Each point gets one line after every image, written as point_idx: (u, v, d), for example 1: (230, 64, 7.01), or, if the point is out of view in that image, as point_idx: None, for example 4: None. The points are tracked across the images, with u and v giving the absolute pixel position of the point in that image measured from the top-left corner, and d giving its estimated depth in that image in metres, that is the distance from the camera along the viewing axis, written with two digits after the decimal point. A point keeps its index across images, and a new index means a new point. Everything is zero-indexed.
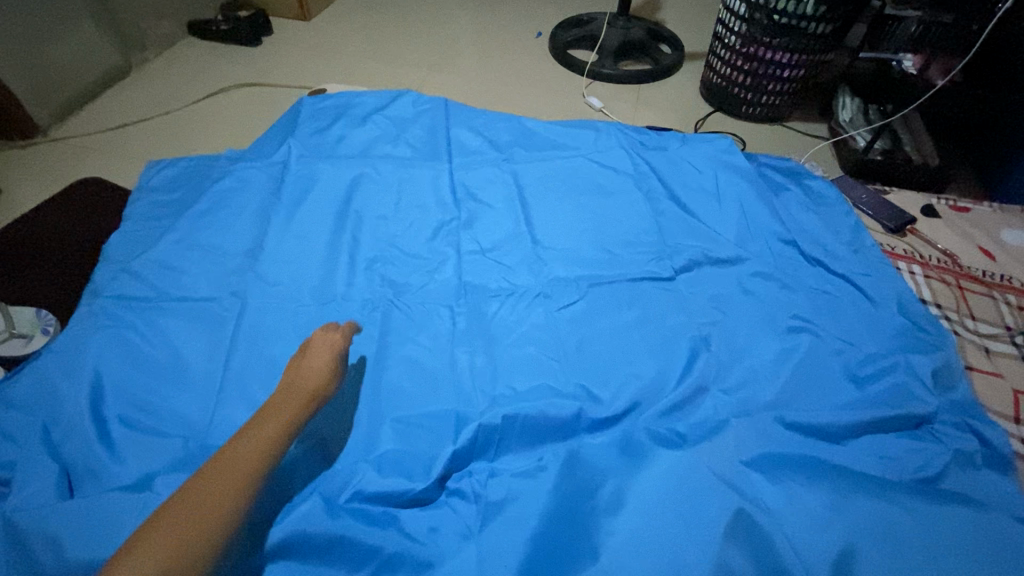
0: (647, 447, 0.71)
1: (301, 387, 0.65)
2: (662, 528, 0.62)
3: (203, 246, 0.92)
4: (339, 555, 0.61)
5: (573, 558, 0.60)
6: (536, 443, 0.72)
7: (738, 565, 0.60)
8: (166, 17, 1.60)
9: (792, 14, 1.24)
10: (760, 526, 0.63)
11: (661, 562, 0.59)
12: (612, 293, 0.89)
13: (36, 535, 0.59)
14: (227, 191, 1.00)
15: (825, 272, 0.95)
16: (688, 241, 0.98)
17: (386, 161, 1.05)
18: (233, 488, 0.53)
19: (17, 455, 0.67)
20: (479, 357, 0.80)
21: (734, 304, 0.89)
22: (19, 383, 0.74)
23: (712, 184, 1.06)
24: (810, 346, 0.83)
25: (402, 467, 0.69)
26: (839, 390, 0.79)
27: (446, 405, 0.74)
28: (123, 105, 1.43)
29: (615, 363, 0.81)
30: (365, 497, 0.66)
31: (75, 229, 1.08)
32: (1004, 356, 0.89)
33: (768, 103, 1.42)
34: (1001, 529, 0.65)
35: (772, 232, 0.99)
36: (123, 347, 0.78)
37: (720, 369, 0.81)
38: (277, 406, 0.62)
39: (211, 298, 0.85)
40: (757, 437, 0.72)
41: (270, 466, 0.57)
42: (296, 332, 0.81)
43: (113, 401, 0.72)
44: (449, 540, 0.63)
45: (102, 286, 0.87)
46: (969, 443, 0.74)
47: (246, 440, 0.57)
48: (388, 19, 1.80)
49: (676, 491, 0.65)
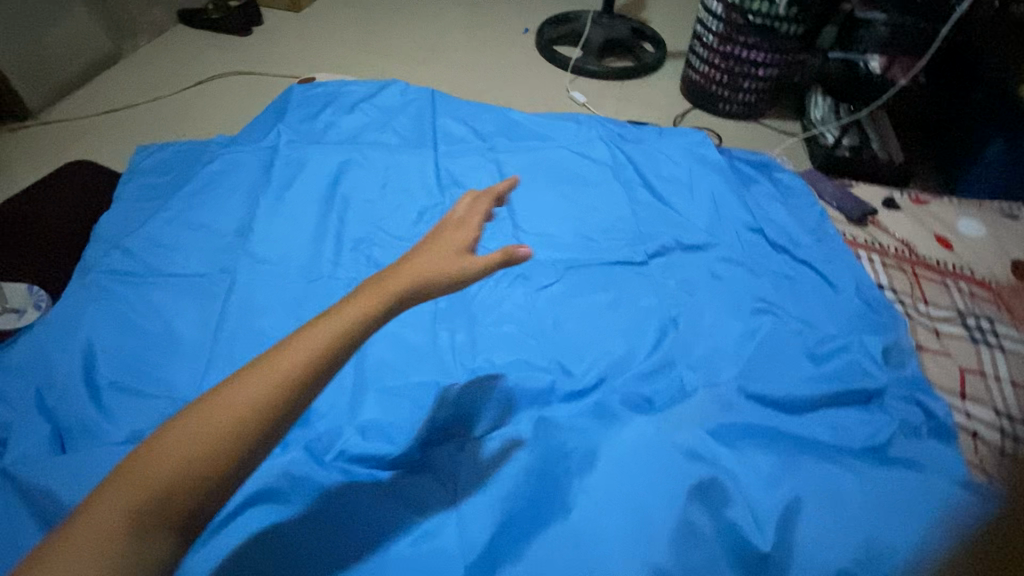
0: (616, 414, 0.75)
1: (346, 313, 0.54)
2: (626, 486, 0.67)
3: (194, 225, 0.95)
4: (324, 509, 0.65)
5: (545, 513, 0.66)
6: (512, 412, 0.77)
7: (694, 519, 0.65)
8: (158, 4, 1.62)
9: (765, 15, 1.30)
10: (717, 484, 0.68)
11: (624, 515, 0.64)
12: (587, 275, 0.94)
13: (33, 490, 0.62)
14: (217, 173, 1.03)
15: (789, 258, 1.01)
16: (661, 227, 1.03)
17: (373, 147, 1.08)
18: (275, 387, 0.49)
19: (13, 418, 0.70)
20: (460, 332, 0.84)
21: (703, 286, 0.94)
22: (14, 351, 0.76)
23: (686, 175, 1.11)
24: (771, 326, 0.88)
25: (384, 430, 0.72)
26: (798, 366, 0.84)
27: (427, 376, 0.78)
28: (113, 90, 1.45)
29: (588, 340, 0.85)
30: (349, 457, 0.70)
31: (66, 209, 1.10)
32: (955, 337, 0.95)
33: (744, 101, 1.47)
34: (939, 489, 0.70)
35: (741, 220, 1.04)
36: (116, 318, 0.81)
37: (687, 345, 0.86)
38: (317, 329, 0.52)
39: (201, 273, 0.88)
40: (718, 406, 0.76)
41: (315, 389, 0.51)
42: (283, 308, 0.84)
43: (106, 369, 0.75)
44: (428, 499, 0.68)
45: (95, 261, 0.89)
46: (914, 415, 0.80)
47: (292, 346, 0.51)
48: (378, 13, 1.83)
49: (640, 453, 0.69)
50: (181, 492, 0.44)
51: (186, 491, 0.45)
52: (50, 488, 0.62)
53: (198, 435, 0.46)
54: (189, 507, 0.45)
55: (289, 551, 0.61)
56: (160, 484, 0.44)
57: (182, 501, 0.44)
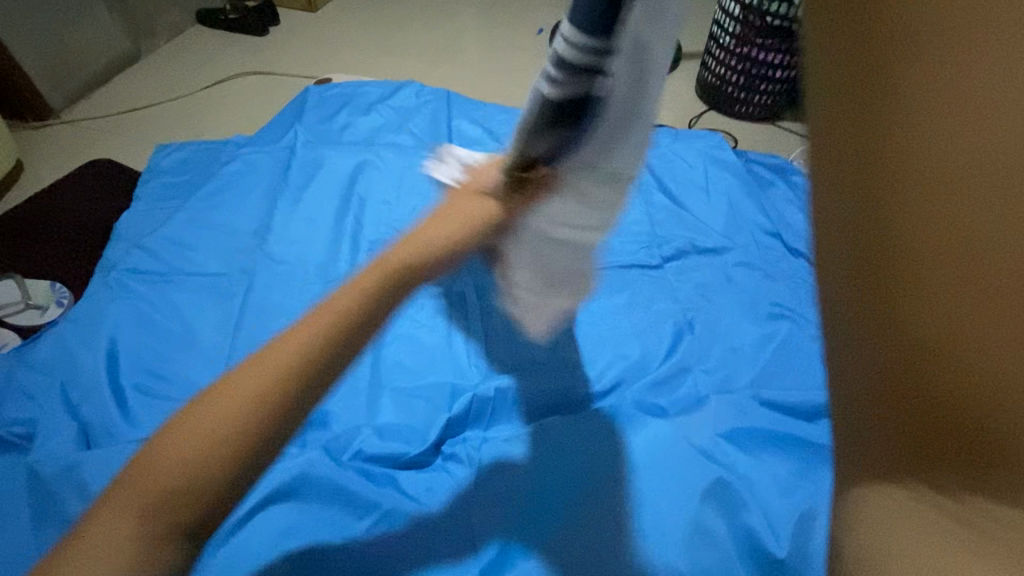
0: (632, 417, 0.75)
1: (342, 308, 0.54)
2: (640, 489, 0.67)
3: (212, 225, 0.96)
4: (340, 507, 0.66)
5: (559, 514, 0.65)
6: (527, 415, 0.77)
7: (710, 524, 0.65)
8: (176, 4, 1.64)
9: (784, 16, 1.32)
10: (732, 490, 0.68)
11: (638, 519, 0.65)
12: (603, 278, 0.94)
13: (58, 485, 0.63)
14: (235, 173, 1.04)
15: (806, 263, 1.00)
16: (676, 230, 1.02)
17: (389, 148, 1.09)
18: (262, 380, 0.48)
19: (39, 414, 0.71)
20: (474, 333, 0.85)
21: (718, 290, 0.94)
22: (38, 348, 0.78)
23: (702, 178, 1.11)
24: (788, 332, 0.87)
25: (402, 432, 0.73)
26: (815, 373, 0.84)
27: (442, 378, 0.79)
28: (132, 89, 1.47)
29: (603, 343, 0.85)
30: (367, 458, 0.71)
31: (86, 208, 1.12)
32: None
33: (761, 103, 1.46)
34: None
35: (757, 225, 1.04)
36: (137, 317, 0.82)
37: (702, 350, 0.85)
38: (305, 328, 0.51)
39: (219, 273, 0.89)
40: (734, 412, 0.76)
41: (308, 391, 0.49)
42: (300, 308, 0.85)
43: (128, 367, 0.77)
44: (444, 499, 0.68)
45: (116, 260, 0.91)
46: None
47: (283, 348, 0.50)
48: (392, 13, 1.84)
49: (655, 457, 0.69)
50: (198, 482, 0.45)
51: (206, 480, 0.45)
52: (76, 483, 0.63)
53: (209, 427, 0.46)
54: (205, 495, 0.44)
55: (308, 550, 0.62)
56: (180, 472, 0.45)
57: (206, 491, 0.45)
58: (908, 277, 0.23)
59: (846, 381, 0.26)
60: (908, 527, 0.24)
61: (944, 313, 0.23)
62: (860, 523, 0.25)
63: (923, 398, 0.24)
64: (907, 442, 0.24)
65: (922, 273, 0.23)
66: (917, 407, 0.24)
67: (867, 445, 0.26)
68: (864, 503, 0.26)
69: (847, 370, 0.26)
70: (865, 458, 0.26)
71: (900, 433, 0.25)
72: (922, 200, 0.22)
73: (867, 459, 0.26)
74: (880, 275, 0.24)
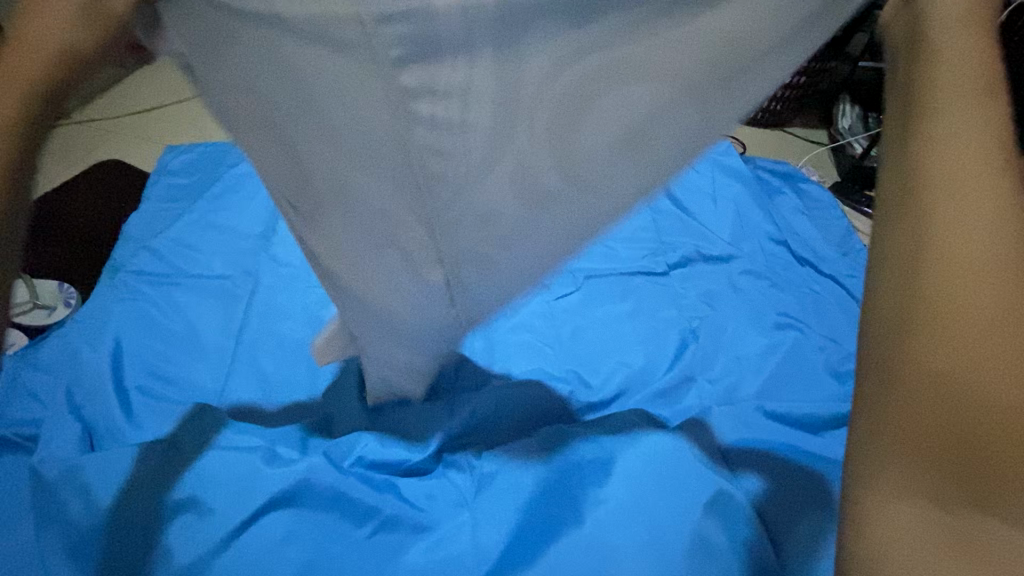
0: (635, 426, 0.74)
1: None
2: (645, 503, 0.65)
3: (218, 227, 0.96)
4: (341, 513, 0.66)
5: (559, 524, 0.65)
6: (529, 422, 0.76)
7: (714, 538, 0.64)
8: None
9: None
10: (738, 503, 0.66)
11: (640, 530, 0.63)
12: (607, 285, 0.93)
13: (60, 486, 0.63)
14: (243, 175, 1.05)
15: (813, 271, 0.99)
16: (682, 237, 1.02)
17: None
18: None
19: (45, 415, 0.72)
20: (478, 339, 0.85)
21: (724, 299, 0.93)
22: (44, 349, 0.78)
23: (709, 185, 1.10)
24: (794, 342, 0.87)
25: (404, 440, 0.73)
26: (820, 384, 0.83)
27: (445, 383, 0.79)
28: (143, 90, 1.48)
29: (607, 351, 0.85)
30: (368, 464, 0.70)
31: (95, 208, 1.13)
32: None
33: (769, 109, 1.45)
34: None
35: (764, 233, 1.03)
36: (142, 318, 0.82)
37: (706, 359, 0.85)
38: None
39: (225, 276, 0.90)
40: (738, 424, 0.76)
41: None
42: (305, 312, 0.85)
43: (132, 368, 0.77)
44: (445, 507, 0.68)
45: (123, 262, 0.91)
46: None
47: None
48: None
49: (660, 467, 0.68)
50: None
51: None
52: (78, 485, 0.63)
53: None
54: None
55: (307, 557, 0.61)
56: None
57: None
58: (932, 315, 0.27)
59: (866, 406, 0.29)
60: (922, 555, 0.25)
61: (972, 351, 0.26)
62: (877, 537, 0.27)
63: (945, 420, 0.26)
64: (929, 468, 0.26)
65: (947, 309, 0.27)
66: (929, 428, 0.26)
67: (891, 461, 0.27)
68: (880, 522, 0.27)
69: (879, 396, 0.28)
70: (880, 476, 0.27)
71: (923, 457, 0.26)
72: (947, 259, 0.28)
73: (878, 484, 0.27)
74: (905, 317, 0.28)
